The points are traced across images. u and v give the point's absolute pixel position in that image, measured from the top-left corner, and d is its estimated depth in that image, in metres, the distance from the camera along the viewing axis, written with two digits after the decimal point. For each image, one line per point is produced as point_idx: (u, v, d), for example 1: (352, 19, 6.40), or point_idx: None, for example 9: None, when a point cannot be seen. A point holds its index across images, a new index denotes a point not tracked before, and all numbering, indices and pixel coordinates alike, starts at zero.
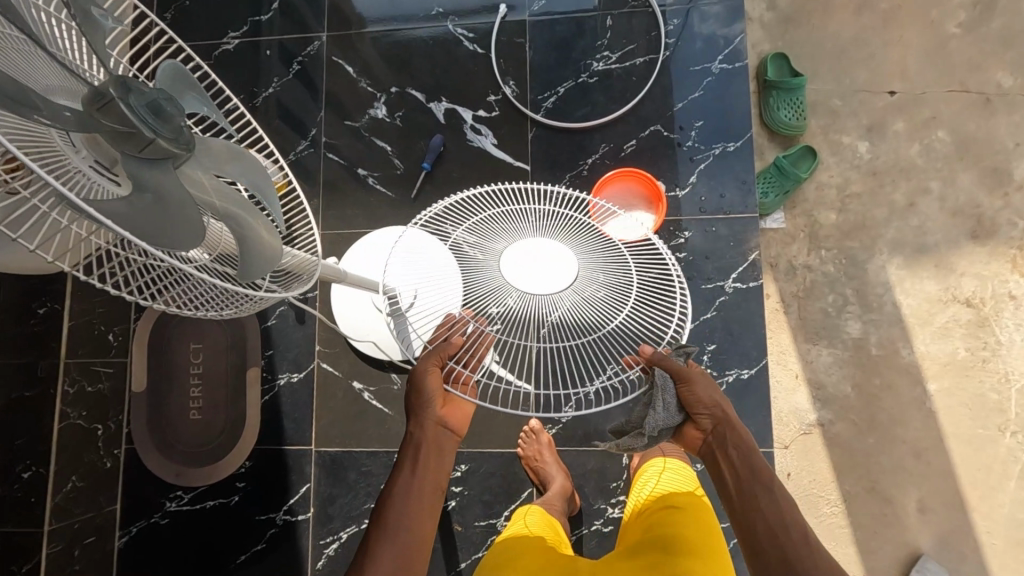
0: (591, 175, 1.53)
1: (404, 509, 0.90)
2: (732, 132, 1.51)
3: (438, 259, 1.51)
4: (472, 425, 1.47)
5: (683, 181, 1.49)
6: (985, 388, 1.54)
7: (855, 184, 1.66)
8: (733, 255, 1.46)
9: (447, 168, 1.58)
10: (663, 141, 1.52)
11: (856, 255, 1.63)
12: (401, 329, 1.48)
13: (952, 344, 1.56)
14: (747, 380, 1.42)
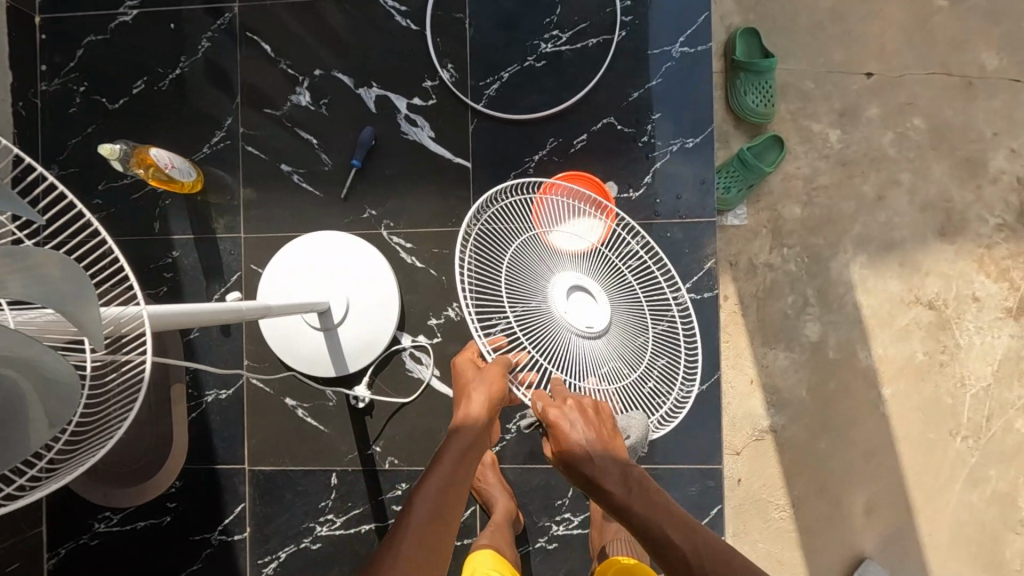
0: (537, 173, 1.40)
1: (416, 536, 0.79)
2: (692, 125, 1.37)
3: (371, 268, 1.39)
4: (412, 442, 1.41)
5: (636, 181, 1.37)
6: (941, 393, 1.50)
7: (823, 176, 1.55)
8: (688, 263, 1.36)
9: (379, 164, 1.42)
10: (616, 136, 1.38)
11: (819, 253, 1.54)
12: (332, 345, 1.38)
13: (912, 347, 1.51)
14: (698, 396, 1.35)
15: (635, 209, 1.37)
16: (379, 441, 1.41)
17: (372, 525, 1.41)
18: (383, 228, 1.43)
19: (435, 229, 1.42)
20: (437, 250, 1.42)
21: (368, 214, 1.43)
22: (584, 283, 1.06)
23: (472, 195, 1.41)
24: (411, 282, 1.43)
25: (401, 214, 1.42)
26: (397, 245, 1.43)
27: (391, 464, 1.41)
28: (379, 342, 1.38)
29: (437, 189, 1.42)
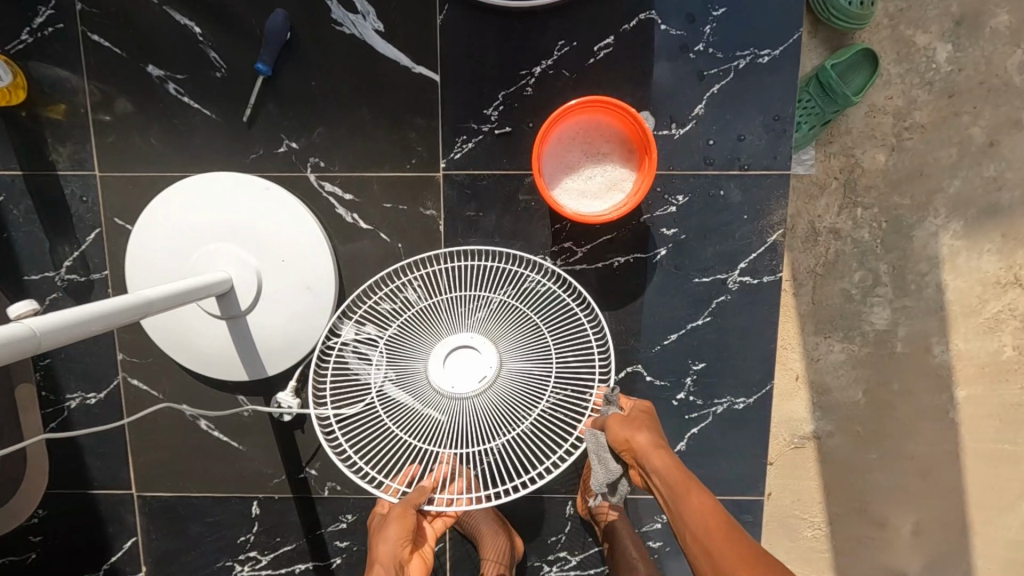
0: (539, 95, 0.94)
1: None
2: (772, 29, 0.92)
3: (292, 231, 0.95)
4: (359, 464, 1.05)
5: (682, 113, 0.94)
6: None
7: (920, 110, 1.14)
8: (746, 235, 0.97)
9: (300, 71, 0.94)
10: (658, 41, 0.93)
11: (901, 217, 1.17)
12: (240, 339, 0.97)
13: (999, 341, 1.19)
14: (742, 414, 1.02)
15: (679, 154, 0.95)
16: (315, 463, 1.05)
17: (309, 566, 1.09)
18: (310, 170, 0.97)
19: (385, 175, 0.97)
20: (389, 206, 0.98)
21: (285, 147, 0.96)
22: (458, 345, 0.84)
23: (440, 124, 0.95)
24: (353, 251, 1.00)
25: (336, 150, 0.96)
26: (329, 195, 0.98)
27: (332, 490, 1.06)
28: (308, 336, 0.98)
29: (388, 115, 0.95)
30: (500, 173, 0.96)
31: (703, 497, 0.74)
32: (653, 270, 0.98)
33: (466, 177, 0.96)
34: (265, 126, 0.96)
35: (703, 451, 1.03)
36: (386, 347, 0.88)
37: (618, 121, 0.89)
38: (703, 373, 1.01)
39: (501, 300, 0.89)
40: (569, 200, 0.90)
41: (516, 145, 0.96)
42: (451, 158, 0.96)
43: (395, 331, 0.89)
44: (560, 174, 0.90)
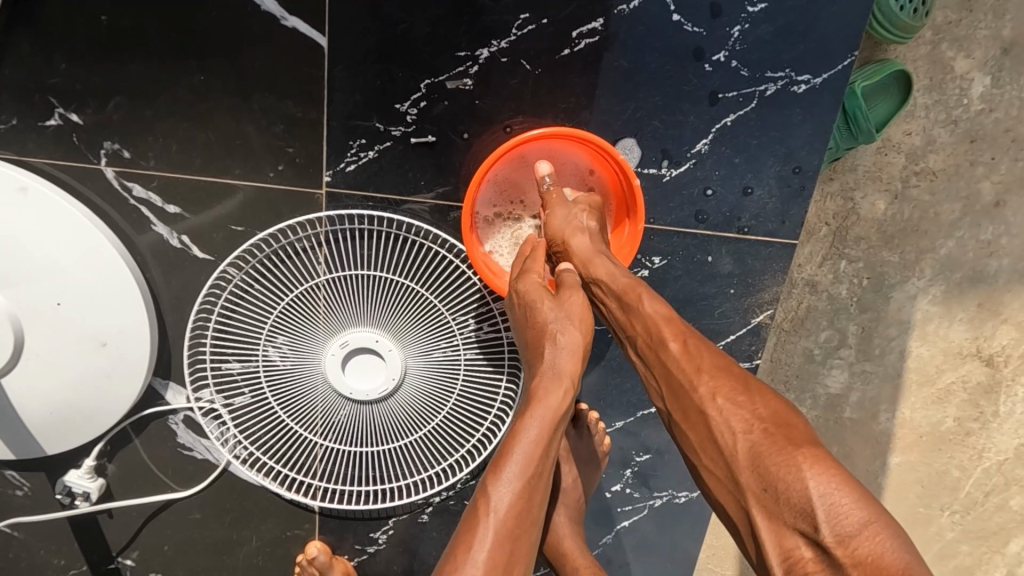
0: (487, 91, 0.63)
1: (507, 535, 0.51)
2: (816, 46, 0.65)
3: (75, 262, 0.60)
4: (191, 555, 0.78)
5: (676, 147, 0.67)
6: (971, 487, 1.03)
7: (936, 155, 0.95)
8: (727, 312, 0.73)
9: None
10: (662, 41, 0.64)
11: (885, 275, 0.99)
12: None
13: (978, 451, 1.01)
14: (681, 510, 0.85)
15: (661, 201, 0.69)
16: (131, 553, 0.77)
17: None
18: (105, 161, 0.62)
19: (232, 182, 0.64)
20: (239, 231, 0.65)
21: (58, 119, 0.60)
22: (352, 351, 0.68)
23: (326, 117, 0.63)
24: (180, 287, 0.67)
25: (151, 135, 0.62)
26: (140, 204, 0.64)
27: None
28: (109, 411, 0.66)
29: (237, 88, 0.61)
30: (429, 202, 0.67)
31: (655, 299, 0.56)
32: (605, 344, 0.78)
33: (363, 201, 0.66)
34: (22, 80, 0.59)
35: (630, 548, 0.86)
36: (265, 342, 0.68)
37: (603, 170, 0.65)
38: (646, 462, 0.83)
39: (410, 288, 0.68)
40: (491, 260, 0.66)
41: (439, 163, 0.65)
42: (340, 170, 0.64)
43: (273, 321, 0.67)
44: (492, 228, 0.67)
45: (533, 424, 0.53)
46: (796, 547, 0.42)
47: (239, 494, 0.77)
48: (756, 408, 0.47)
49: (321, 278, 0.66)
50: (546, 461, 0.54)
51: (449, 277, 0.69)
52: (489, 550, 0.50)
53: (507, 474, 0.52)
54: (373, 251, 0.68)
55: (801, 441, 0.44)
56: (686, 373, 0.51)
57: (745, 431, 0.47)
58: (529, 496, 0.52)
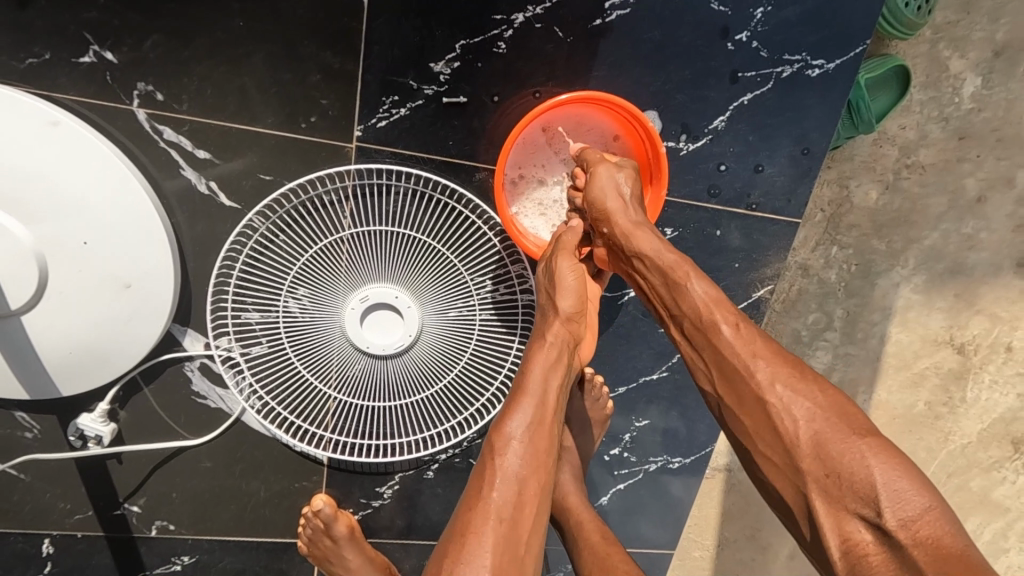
0: (519, 55, 0.65)
1: (516, 478, 0.53)
2: (833, 32, 0.68)
3: (105, 201, 0.60)
4: (199, 502, 0.79)
5: (696, 122, 0.70)
6: (921, 451, 1.09)
7: (927, 150, 1.00)
8: (733, 285, 0.77)
9: None
10: (690, 17, 0.66)
11: (873, 261, 1.05)
12: (14, 348, 0.64)
13: (946, 435, 1.05)
14: (675, 475, 0.89)
15: (678, 174, 0.72)
16: (138, 499, 0.78)
17: None
18: (137, 102, 0.62)
19: (260, 130, 0.64)
20: (268, 180, 0.66)
21: (92, 56, 0.60)
22: (372, 304, 0.69)
23: (361, 72, 0.64)
24: (204, 233, 0.67)
25: (185, 78, 0.62)
26: (169, 148, 0.64)
27: (160, 530, 0.80)
28: (128, 352, 0.67)
29: (275, 37, 0.62)
30: (442, 161, 0.68)
31: (707, 284, 0.58)
32: (614, 311, 0.81)
33: (392, 157, 0.67)
34: (58, 13, 0.59)
35: (623, 509, 0.90)
36: (287, 294, 0.69)
37: (628, 140, 0.68)
38: (646, 427, 0.87)
39: (433, 247, 0.69)
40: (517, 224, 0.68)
41: (468, 124, 0.67)
42: (371, 126, 0.66)
43: (295, 273, 0.68)
44: (516, 192, 0.69)
45: (537, 371, 0.57)
46: (855, 531, 0.47)
47: (251, 443, 0.78)
48: (816, 396, 0.51)
49: (346, 233, 0.67)
50: (551, 410, 0.57)
51: (467, 238, 0.71)
52: (502, 486, 0.52)
53: (517, 414, 0.55)
54: (395, 208, 0.69)
55: (861, 426, 0.49)
56: (743, 359, 0.54)
57: (808, 420, 0.50)
58: (539, 442, 0.55)
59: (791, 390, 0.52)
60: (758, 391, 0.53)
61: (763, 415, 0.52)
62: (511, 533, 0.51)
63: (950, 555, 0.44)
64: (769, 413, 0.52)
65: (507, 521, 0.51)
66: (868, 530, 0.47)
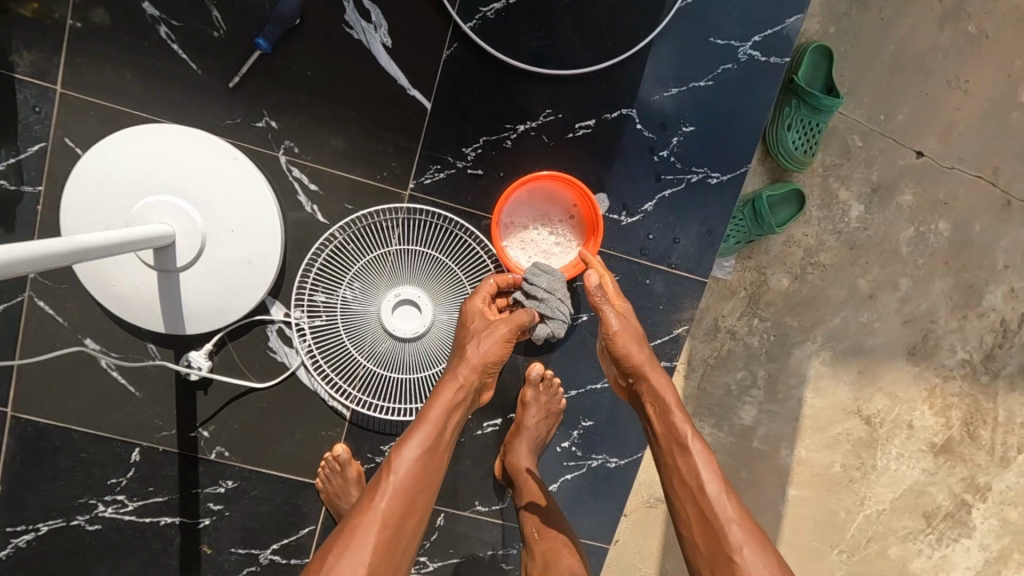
0: (518, 150, 1.03)
1: (406, 481, 0.81)
2: (726, 157, 1.05)
3: (251, 206, 0.97)
4: (251, 435, 1.08)
5: (634, 204, 1.05)
6: (839, 507, 1.44)
7: (825, 254, 1.33)
8: (658, 321, 1.09)
9: (298, 54, 0.97)
10: (631, 138, 1.04)
11: (787, 335, 1.35)
12: (169, 293, 0.97)
13: (860, 495, 1.43)
14: (613, 472, 1.14)
15: (621, 238, 1.06)
16: (209, 426, 1.07)
17: (177, 519, 1.10)
18: (280, 151, 1.00)
19: (351, 177, 1.01)
20: (349, 208, 1.02)
21: (264, 122, 0.98)
22: (405, 299, 1.02)
23: (419, 149, 1.01)
24: (302, 238, 1.03)
25: (312, 139, 0.99)
26: (294, 181, 1.01)
27: (218, 455, 1.08)
28: (237, 307, 1.00)
29: (370, 123, 1.00)
30: (462, 210, 1.04)
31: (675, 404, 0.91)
32: (571, 332, 1.11)
33: (430, 202, 1.03)
34: (247, 95, 0.97)
35: (568, 497, 1.15)
36: (347, 285, 1.03)
37: (585, 217, 0.99)
38: (590, 428, 1.14)
39: (449, 265, 1.03)
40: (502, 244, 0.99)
41: (483, 189, 1.04)
42: (420, 182, 1.02)
43: (355, 271, 1.02)
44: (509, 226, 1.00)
45: (435, 410, 0.86)
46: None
47: (298, 395, 1.07)
48: (750, 529, 0.80)
49: (393, 248, 1.02)
50: (440, 439, 0.86)
51: (473, 263, 1.04)
52: (390, 499, 0.79)
53: (413, 443, 0.83)
54: (428, 237, 1.03)
55: (746, 522, 0.81)
56: (682, 459, 0.86)
57: (725, 503, 0.82)
58: (426, 461, 0.83)
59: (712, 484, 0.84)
60: (693, 477, 0.85)
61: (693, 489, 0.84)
62: (393, 528, 0.78)
63: None
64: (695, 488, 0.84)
65: (390, 523, 0.78)
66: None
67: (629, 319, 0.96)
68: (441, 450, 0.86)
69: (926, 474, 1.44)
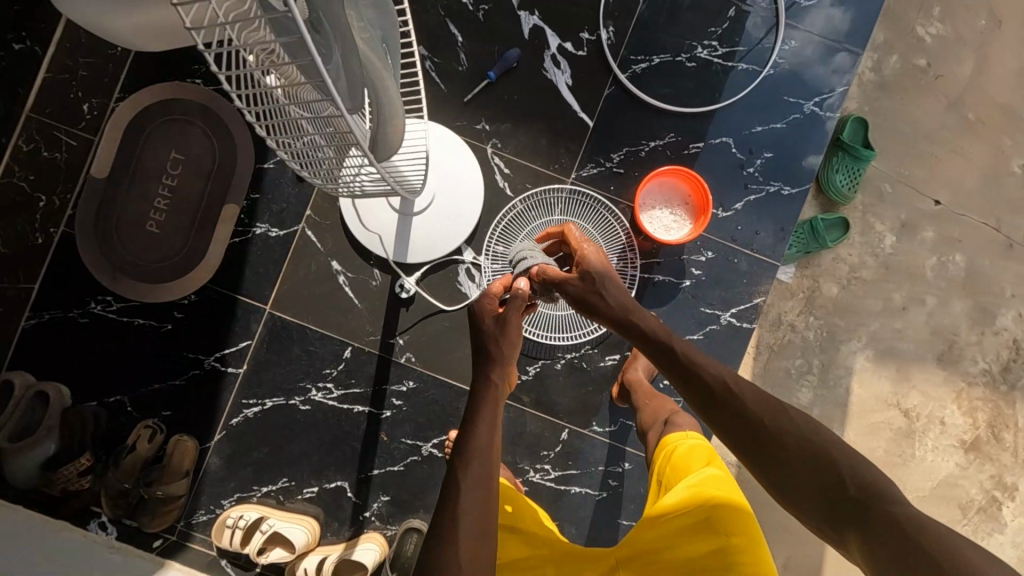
0: (648, 159, 1.47)
1: (470, 488, 0.89)
2: (795, 177, 1.48)
3: (465, 178, 1.41)
4: (434, 347, 1.44)
5: (727, 204, 1.48)
6: None
7: (865, 271, 1.70)
8: (742, 291, 1.47)
9: (507, 84, 1.45)
10: (728, 157, 1.48)
11: (836, 332, 1.69)
12: (403, 230, 1.40)
13: (901, 480, 1.68)
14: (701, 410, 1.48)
15: (717, 227, 1.47)
16: (405, 335, 1.44)
17: (366, 408, 1.44)
18: (487, 145, 1.45)
19: (532, 167, 1.46)
20: (527, 188, 1.46)
21: (480, 126, 1.45)
22: None
23: (580, 152, 1.46)
24: (491, 206, 1.46)
25: (509, 139, 1.45)
26: (495, 165, 1.46)
27: (406, 360, 1.44)
28: (443, 246, 1.40)
29: (549, 132, 1.46)
30: (605, 196, 1.46)
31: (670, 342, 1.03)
32: (676, 292, 1.47)
33: (584, 188, 1.46)
34: (471, 108, 1.45)
35: None
36: (520, 240, 1.44)
37: (697, 211, 1.41)
38: None
39: (593, 233, 1.44)
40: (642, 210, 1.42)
41: (622, 183, 1.47)
42: (579, 174, 1.46)
43: (527, 231, 1.44)
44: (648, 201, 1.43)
45: (477, 429, 0.95)
46: (782, 453, 0.84)
47: (472, 319, 1.45)
48: (771, 411, 0.87)
49: (556, 217, 1.44)
50: (483, 455, 0.93)
51: (610, 233, 1.45)
52: (461, 505, 0.88)
53: (464, 475, 0.90)
54: (581, 212, 1.45)
55: (776, 411, 0.87)
56: (710, 396, 0.94)
57: (750, 400, 0.90)
58: (479, 479, 0.90)
59: (738, 406, 0.90)
60: (722, 405, 0.92)
61: (726, 415, 0.91)
62: (479, 531, 0.87)
63: (822, 460, 0.80)
64: (727, 408, 0.91)
65: (476, 532, 0.86)
66: (791, 466, 0.82)
67: (589, 268, 1.12)
68: (488, 455, 0.94)
69: (958, 468, 1.69)
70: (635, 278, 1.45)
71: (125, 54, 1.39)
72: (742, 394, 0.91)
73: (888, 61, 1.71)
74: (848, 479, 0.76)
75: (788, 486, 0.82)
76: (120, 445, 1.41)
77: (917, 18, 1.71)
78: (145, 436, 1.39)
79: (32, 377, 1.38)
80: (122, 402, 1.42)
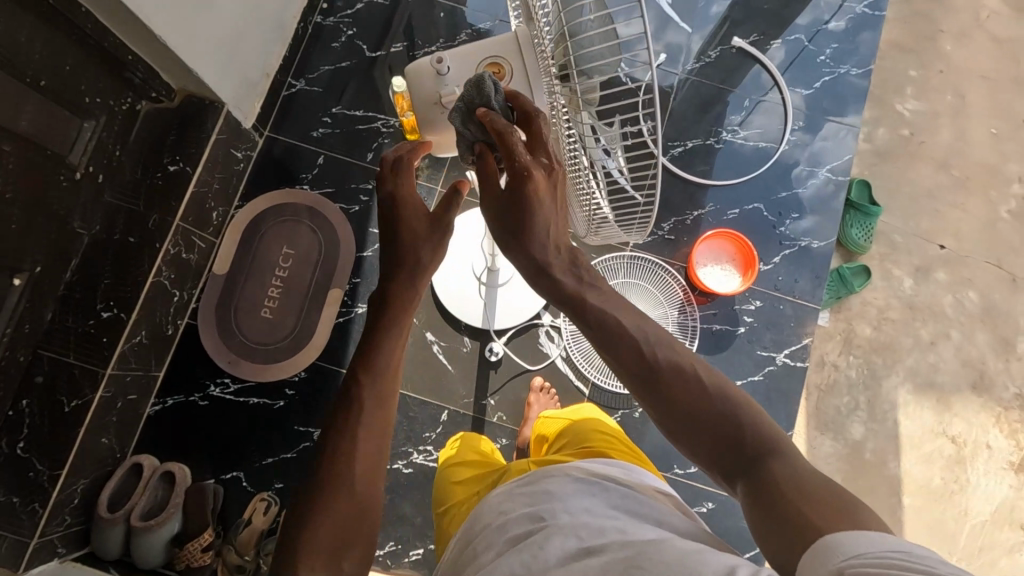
0: (693, 227, 1.71)
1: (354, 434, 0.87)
2: (821, 232, 1.71)
3: None
4: (522, 405, 1.59)
5: (767, 258, 1.69)
6: (947, 516, 1.77)
7: (892, 311, 1.90)
8: (791, 334, 1.65)
9: None
10: (760, 219, 1.72)
11: (876, 369, 1.86)
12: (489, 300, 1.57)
13: (961, 506, 1.77)
14: None
15: (762, 278, 1.68)
16: (495, 396, 1.59)
17: None
18: None
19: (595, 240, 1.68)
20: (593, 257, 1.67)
21: None
22: None
23: None
24: None
25: None
26: None
27: (499, 419, 1.58)
28: (526, 311, 1.58)
29: None
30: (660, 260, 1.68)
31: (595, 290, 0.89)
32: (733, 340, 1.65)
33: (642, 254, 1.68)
34: None
35: None
36: None
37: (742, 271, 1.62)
38: None
39: (654, 292, 1.64)
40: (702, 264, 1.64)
41: (674, 248, 1.69)
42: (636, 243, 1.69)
43: None
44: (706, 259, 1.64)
45: (377, 374, 0.91)
46: (777, 484, 0.68)
47: (555, 376, 1.61)
48: (663, 365, 0.82)
49: (620, 280, 1.64)
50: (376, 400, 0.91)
51: (668, 291, 1.64)
52: (356, 450, 0.86)
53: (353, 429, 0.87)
54: (640, 274, 1.66)
55: (681, 374, 0.82)
56: (624, 354, 0.85)
57: (652, 353, 0.84)
58: (368, 433, 0.88)
59: (638, 356, 0.83)
60: (641, 365, 0.83)
61: (645, 376, 0.83)
62: (358, 488, 0.84)
63: (740, 426, 0.76)
64: (649, 371, 0.83)
65: (352, 477, 0.84)
66: (723, 438, 0.76)
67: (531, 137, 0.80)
68: (379, 417, 0.90)
69: (1013, 490, 1.80)
70: (696, 328, 1.64)
71: (245, 168, 1.65)
72: (648, 354, 0.83)
73: (877, 134, 2.02)
74: (765, 447, 0.73)
75: (731, 471, 0.75)
76: (234, 520, 1.49)
77: (895, 99, 2.04)
78: (261, 509, 1.46)
79: (156, 458, 1.50)
80: (237, 478, 1.52)
